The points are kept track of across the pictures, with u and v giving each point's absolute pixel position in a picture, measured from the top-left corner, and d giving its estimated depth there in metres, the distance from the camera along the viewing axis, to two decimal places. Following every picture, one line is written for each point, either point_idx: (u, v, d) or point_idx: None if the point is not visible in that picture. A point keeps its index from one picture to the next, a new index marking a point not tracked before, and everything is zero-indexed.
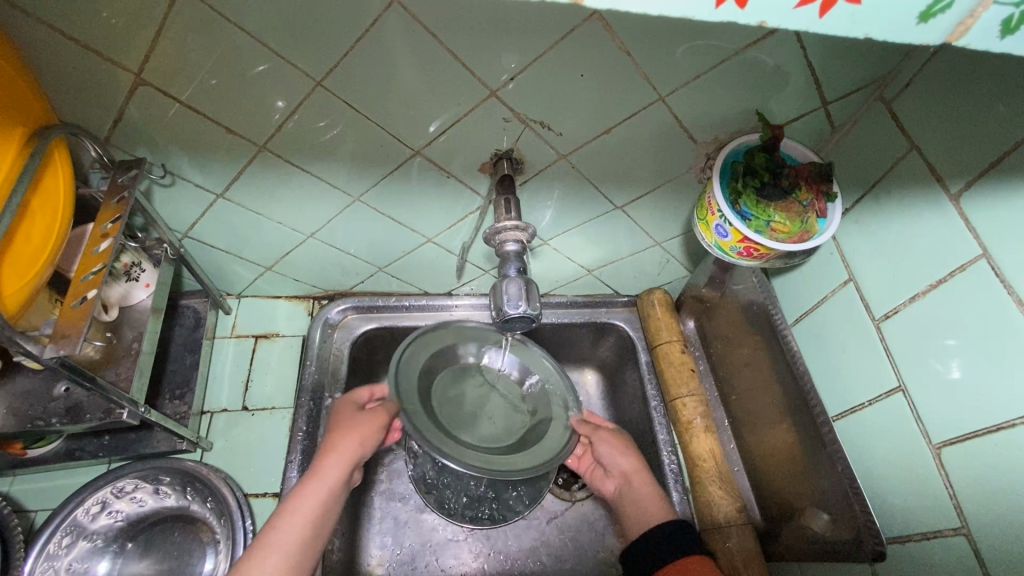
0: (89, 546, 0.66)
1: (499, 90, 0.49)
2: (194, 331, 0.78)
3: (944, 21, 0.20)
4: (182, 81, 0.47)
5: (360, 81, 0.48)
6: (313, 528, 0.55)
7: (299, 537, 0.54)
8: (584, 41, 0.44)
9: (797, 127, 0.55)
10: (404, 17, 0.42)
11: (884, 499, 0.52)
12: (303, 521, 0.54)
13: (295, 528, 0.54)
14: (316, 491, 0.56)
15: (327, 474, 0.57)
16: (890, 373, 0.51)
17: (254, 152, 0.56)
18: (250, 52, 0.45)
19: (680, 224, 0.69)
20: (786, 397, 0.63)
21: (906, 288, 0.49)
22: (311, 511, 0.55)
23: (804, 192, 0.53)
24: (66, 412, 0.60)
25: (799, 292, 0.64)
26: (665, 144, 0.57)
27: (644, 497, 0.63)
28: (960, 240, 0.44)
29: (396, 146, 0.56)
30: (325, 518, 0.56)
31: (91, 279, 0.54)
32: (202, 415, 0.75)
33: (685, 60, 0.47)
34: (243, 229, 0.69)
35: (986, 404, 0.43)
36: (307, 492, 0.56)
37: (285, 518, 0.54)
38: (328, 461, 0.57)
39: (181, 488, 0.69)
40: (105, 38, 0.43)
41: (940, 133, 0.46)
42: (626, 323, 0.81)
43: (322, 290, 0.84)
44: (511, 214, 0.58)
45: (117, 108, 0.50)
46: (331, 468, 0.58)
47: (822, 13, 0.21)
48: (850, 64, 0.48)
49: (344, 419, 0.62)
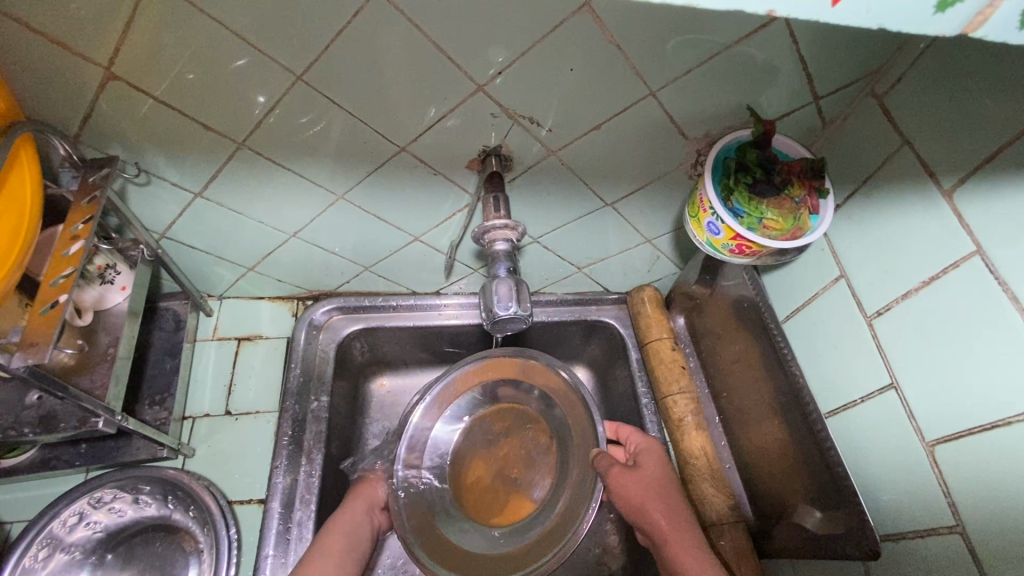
0: (67, 558, 0.64)
1: (488, 85, 0.48)
2: (174, 334, 0.76)
3: (962, 10, 0.20)
4: (155, 76, 0.45)
5: (344, 76, 0.46)
6: (350, 547, 0.60)
7: (339, 552, 0.59)
8: (576, 34, 0.43)
9: (789, 122, 0.55)
10: (388, 9, 0.41)
11: (878, 495, 0.52)
12: (335, 553, 0.58)
13: (334, 554, 0.58)
14: (342, 525, 0.62)
15: (348, 511, 0.63)
16: (882, 369, 0.51)
17: (233, 149, 0.54)
18: (227, 45, 0.43)
19: (670, 220, 0.69)
20: (778, 394, 0.63)
21: (897, 285, 0.49)
22: (342, 543, 0.60)
23: (796, 188, 0.52)
24: (40, 421, 0.58)
25: (790, 288, 0.64)
26: (656, 139, 0.56)
27: (682, 561, 0.54)
28: (954, 237, 0.44)
29: (382, 142, 0.54)
30: (356, 550, 0.61)
31: (61, 284, 0.52)
32: (184, 421, 0.73)
33: (677, 54, 0.46)
34: (223, 229, 0.66)
35: (979, 401, 0.43)
36: (336, 528, 0.61)
37: (328, 533, 0.60)
38: (348, 505, 0.65)
39: (162, 497, 0.66)
40: (72, 31, 0.41)
41: (932, 129, 0.46)
42: (616, 321, 0.80)
43: (306, 290, 0.82)
44: (500, 212, 0.56)
45: (87, 103, 0.47)
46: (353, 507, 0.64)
47: (835, 2, 0.20)
48: (842, 58, 0.48)
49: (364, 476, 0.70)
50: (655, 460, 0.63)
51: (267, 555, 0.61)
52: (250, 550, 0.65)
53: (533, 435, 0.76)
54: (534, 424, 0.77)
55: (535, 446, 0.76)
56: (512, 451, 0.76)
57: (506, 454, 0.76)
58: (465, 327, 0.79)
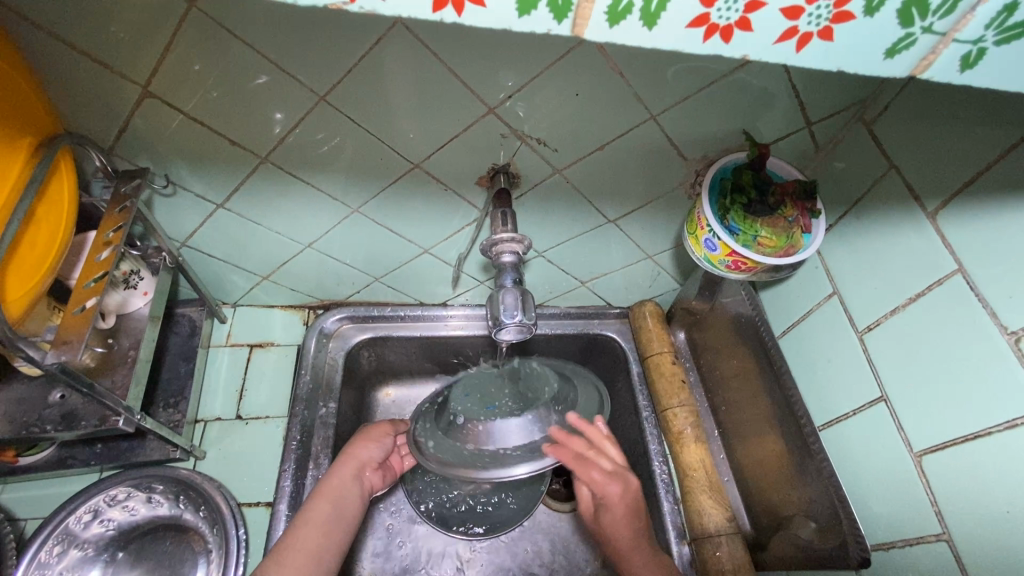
0: (80, 555, 0.66)
1: (498, 107, 0.51)
2: (190, 339, 0.78)
3: (908, 56, 0.23)
4: (186, 94, 0.48)
5: (360, 95, 0.49)
6: (337, 512, 0.62)
7: (325, 518, 0.61)
8: (579, 62, 0.46)
9: (783, 146, 0.57)
10: (408, 38, 0.44)
11: (869, 507, 0.54)
12: (321, 527, 0.60)
13: (319, 523, 0.60)
14: (329, 493, 0.63)
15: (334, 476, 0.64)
16: (873, 383, 0.53)
17: (256, 163, 0.57)
18: (254, 64, 0.46)
19: (671, 238, 0.71)
20: (774, 409, 0.65)
21: (886, 302, 0.51)
22: (327, 512, 0.61)
23: (789, 208, 0.55)
24: (61, 419, 0.60)
25: (785, 304, 0.66)
26: (656, 159, 0.58)
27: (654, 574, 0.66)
28: (938, 256, 0.46)
29: (395, 159, 0.57)
30: (343, 515, 0.62)
31: (93, 287, 0.55)
32: (197, 424, 0.75)
33: (677, 81, 0.49)
34: (240, 239, 0.69)
35: (964, 414, 0.44)
36: (322, 495, 0.62)
37: (316, 499, 0.62)
38: (342, 467, 0.65)
39: (174, 496, 0.69)
40: (114, 53, 0.44)
41: (917, 155, 0.48)
42: (618, 335, 0.82)
43: (318, 299, 0.85)
44: (507, 226, 0.59)
45: (123, 118, 0.51)
46: (337, 475, 0.65)
47: (799, 48, 0.23)
48: (832, 88, 0.51)
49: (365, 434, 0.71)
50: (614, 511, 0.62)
51: None
52: (257, 552, 0.67)
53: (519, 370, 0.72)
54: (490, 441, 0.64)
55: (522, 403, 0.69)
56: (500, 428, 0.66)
57: (492, 396, 0.73)
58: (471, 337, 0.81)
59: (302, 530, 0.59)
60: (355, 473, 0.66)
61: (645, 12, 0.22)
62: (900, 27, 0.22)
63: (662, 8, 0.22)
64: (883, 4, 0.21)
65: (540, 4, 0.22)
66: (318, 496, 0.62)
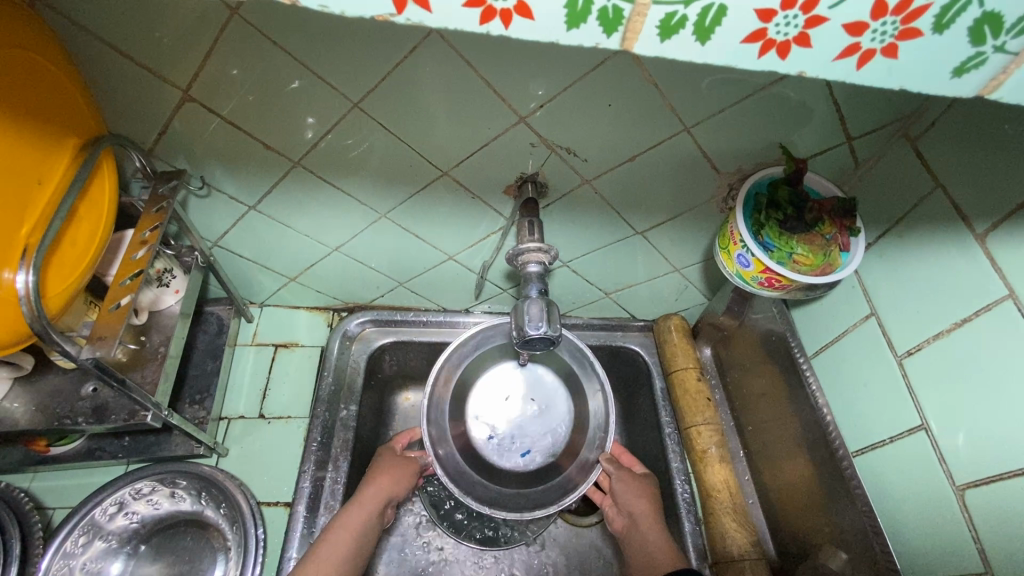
0: (104, 546, 0.67)
1: (528, 117, 0.51)
2: (217, 337, 0.80)
3: (977, 76, 0.22)
4: (223, 98, 0.49)
5: (391, 102, 0.50)
6: (356, 545, 0.61)
7: (345, 550, 0.60)
8: (615, 73, 0.46)
9: (821, 160, 0.56)
10: (443, 47, 0.44)
11: (905, 540, 0.51)
12: (339, 556, 0.59)
13: (338, 552, 0.59)
14: (350, 524, 0.62)
15: (361, 508, 0.63)
16: (912, 411, 0.50)
17: (288, 167, 0.58)
18: (289, 69, 0.47)
19: (700, 252, 0.70)
20: (805, 433, 0.63)
21: (928, 327, 0.49)
22: (348, 545, 0.60)
23: (827, 225, 0.54)
24: (92, 412, 0.62)
25: (818, 324, 0.64)
26: (688, 171, 0.57)
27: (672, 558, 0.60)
28: (986, 280, 0.44)
29: (424, 166, 0.58)
30: (360, 551, 0.61)
31: (128, 285, 0.56)
32: (220, 421, 0.76)
33: (711, 94, 0.48)
34: (270, 241, 0.71)
35: (1010, 448, 0.42)
36: (343, 528, 0.61)
37: (336, 530, 0.61)
38: (368, 491, 0.65)
39: (197, 493, 0.70)
40: (157, 58, 0.45)
41: (964, 173, 0.46)
42: (642, 348, 0.81)
43: (342, 302, 0.85)
44: (534, 236, 0.58)
45: (163, 121, 0.52)
46: (365, 503, 0.64)
47: (859, 65, 0.23)
48: (875, 103, 0.49)
49: (384, 462, 0.70)
50: (634, 495, 0.66)
51: (289, 557, 0.63)
52: (275, 552, 0.68)
53: (538, 392, 0.77)
54: (504, 456, 0.75)
55: (550, 436, 0.76)
56: (545, 472, 0.74)
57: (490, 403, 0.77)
58: (479, 355, 0.76)
59: (318, 562, 0.58)
60: (377, 506, 0.64)
61: (698, 27, 0.21)
62: (970, 46, 0.21)
63: (716, 24, 0.21)
64: (954, 21, 0.20)
65: (591, 17, 0.21)
66: (338, 528, 0.61)
